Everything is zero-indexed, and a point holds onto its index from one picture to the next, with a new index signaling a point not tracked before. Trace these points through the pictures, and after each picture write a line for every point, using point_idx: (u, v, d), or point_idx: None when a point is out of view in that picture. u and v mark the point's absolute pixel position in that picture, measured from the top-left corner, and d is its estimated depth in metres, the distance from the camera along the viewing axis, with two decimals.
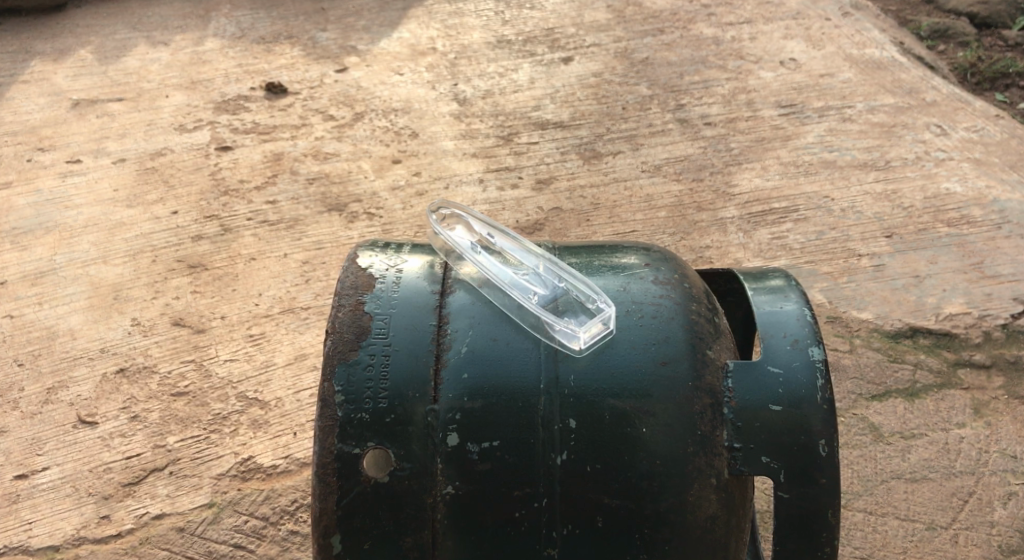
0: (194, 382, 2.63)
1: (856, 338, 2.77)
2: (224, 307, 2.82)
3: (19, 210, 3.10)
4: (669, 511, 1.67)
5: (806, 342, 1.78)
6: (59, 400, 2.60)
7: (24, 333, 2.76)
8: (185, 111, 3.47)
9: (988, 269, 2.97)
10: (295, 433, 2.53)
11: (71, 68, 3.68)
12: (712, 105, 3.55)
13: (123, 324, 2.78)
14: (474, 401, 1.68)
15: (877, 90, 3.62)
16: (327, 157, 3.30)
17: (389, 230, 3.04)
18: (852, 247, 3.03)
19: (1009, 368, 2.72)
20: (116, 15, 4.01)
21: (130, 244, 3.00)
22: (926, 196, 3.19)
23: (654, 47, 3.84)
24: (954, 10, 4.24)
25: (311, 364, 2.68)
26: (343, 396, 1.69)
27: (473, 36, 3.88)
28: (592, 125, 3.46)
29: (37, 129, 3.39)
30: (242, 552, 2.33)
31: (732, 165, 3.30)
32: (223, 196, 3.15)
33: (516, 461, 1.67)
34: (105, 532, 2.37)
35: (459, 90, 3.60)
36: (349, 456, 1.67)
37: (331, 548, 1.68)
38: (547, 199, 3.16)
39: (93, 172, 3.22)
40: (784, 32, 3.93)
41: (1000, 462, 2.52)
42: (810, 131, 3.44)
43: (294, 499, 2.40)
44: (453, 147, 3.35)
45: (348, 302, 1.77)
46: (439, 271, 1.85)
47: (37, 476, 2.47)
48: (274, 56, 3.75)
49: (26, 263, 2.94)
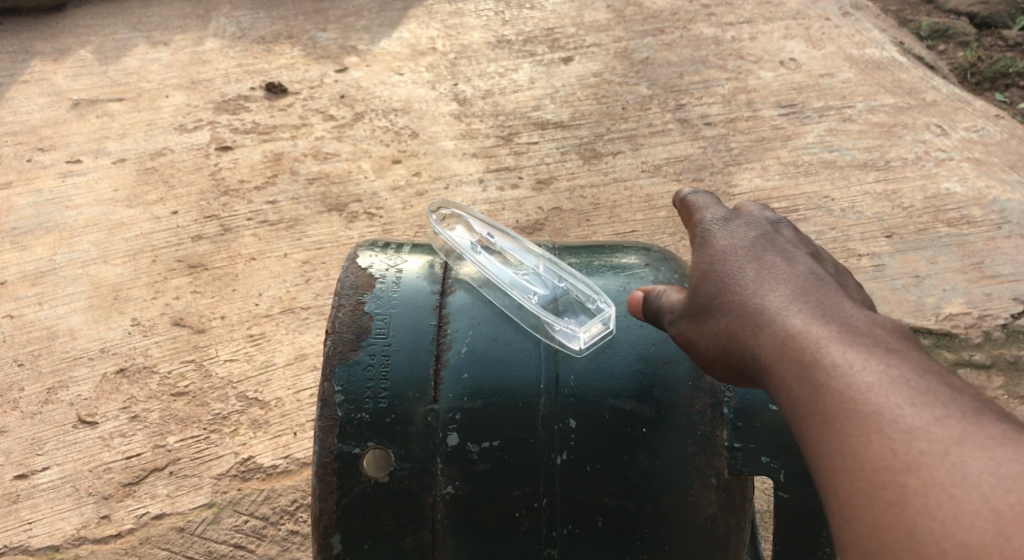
0: (194, 382, 2.63)
1: None
2: (224, 307, 2.82)
3: (19, 210, 3.10)
4: (669, 511, 1.68)
5: None
6: (59, 400, 2.61)
7: (24, 333, 2.76)
8: (185, 111, 3.47)
9: (988, 269, 2.97)
10: (295, 433, 2.53)
11: (71, 68, 3.68)
12: (712, 105, 3.55)
13: (123, 324, 2.78)
14: (474, 401, 1.69)
15: (877, 91, 3.62)
16: (327, 157, 3.30)
17: (389, 230, 3.04)
18: (852, 247, 3.03)
19: (1009, 368, 2.71)
20: (116, 15, 4.01)
21: (130, 244, 3.00)
22: (926, 196, 3.20)
23: (654, 47, 3.84)
24: (954, 10, 4.24)
25: (311, 364, 2.68)
26: (343, 396, 1.69)
27: (473, 36, 3.88)
28: (592, 125, 3.46)
29: (38, 129, 3.39)
30: (242, 552, 2.33)
31: (732, 165, 3.31)
32: (223, 196, 3.15)
33: (516, 461, 1.67)
34: (105, 532, 2.37)
35: (459, 90, 3.60)
36: (349, 456, 1.67)
37: (331, 548, 1.68)
38: (547, 199, 3.16)
39: (93, 172, 3.23)
40: (784, 32, 3.93)
41: None
42: (810, 131, 3.44)
43: (294, 499, 2.40)
44: (453, 147, 3.35)
45: (348, 302, 1.78)
46: (439, 271, 1.85)
47: (37, 476, 2.47)
48: (274, 56, 3.75)
49: (26, 263, 2.95)
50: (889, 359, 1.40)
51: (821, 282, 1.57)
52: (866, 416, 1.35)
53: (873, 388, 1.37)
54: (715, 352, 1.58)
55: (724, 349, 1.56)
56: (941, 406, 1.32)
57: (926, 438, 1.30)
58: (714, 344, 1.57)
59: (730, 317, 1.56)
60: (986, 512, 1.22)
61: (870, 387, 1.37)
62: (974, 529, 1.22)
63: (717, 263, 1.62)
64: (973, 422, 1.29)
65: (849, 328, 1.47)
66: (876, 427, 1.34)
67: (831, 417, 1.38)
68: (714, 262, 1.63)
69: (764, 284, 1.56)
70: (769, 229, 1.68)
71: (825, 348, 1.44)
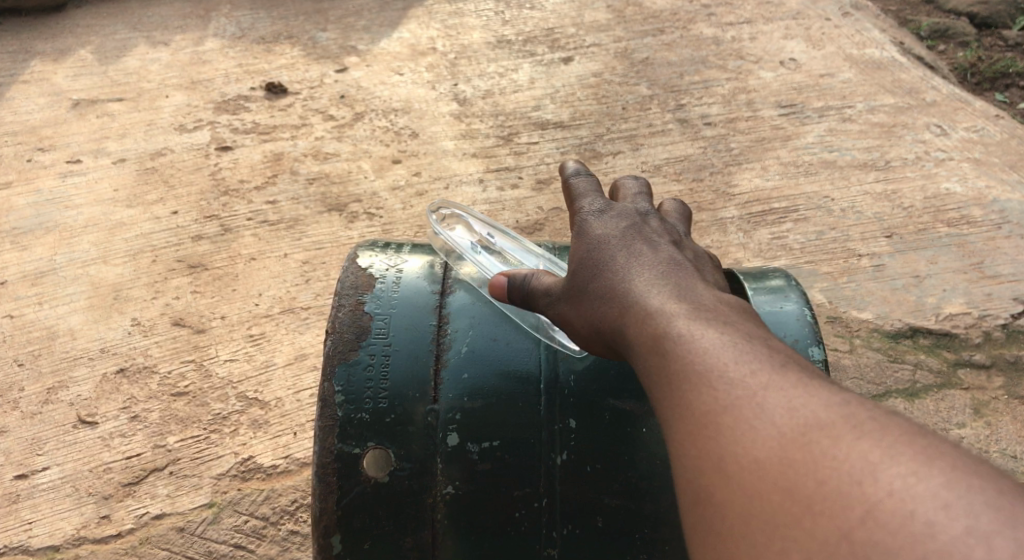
0: (194, 382, 2.63)
1: (856, 338, 2.77)
2: (224, 307, 2.82)
3: (19, 210, 3.10)
4: (669, 511, 1.67)
5: (806, 342, 1.80)
6: (59, 400, 2.61)
7: (24, 333, 2.76)
8: (185, 111, 3.47)
9: (988, 269, 2.97)
10: (295, 433, 2.53)
11: (71, 68, 3.68)
12: (712, 105, 3.55)
13: (123, 324, 2.78)
14: (474, 401, 1.69)
15: (877, 91, 3.62)
16: (327, 157, 3.30)
17: (389, 230, 3.04)
18: (852, 247, 3.03)
19: (1009, 368, 2.71)
20: (115, 15, 4.01)
21: (130, 244, 3.00)
22: (926, 196, 3.20)
23: (654, 47, 3.84)
24: (954, 10, 4.24)
25: (311, 364, 2.68)
26: (343, 396, 1.69)
27: (473, 36, 3.88)
28: (592, 125, 3.46)
29: (38, 129, 3.40)
30: (242, 552, 2.33)
31: (732, 165, 3.31)
32: (223, 196, 3.15)
33: (516, 461, 1.67)
34: (105, 532, 2.37)
35: (459, 90, 3.60)
36: (348, 456, 1.67)
37: (331, 548, 1.68)
38: (547, 199, 3.16)
39: (93, 172, 3.23)
40: (784, 32, 3.93)
41: (1000, 461, 2.49)
42: (810, 131, 3.44)
43: (294, 499, 2.40)
44: (453, 147, 3.35)
45: (348, 302, 1.78)
46: (439, 271, 1.85)
47: (37, 476, 2.47)
48: (274, 56, 3.75)
49: (26, 263, 2.95)
50: (723, 326, 1.43)
51: (680, 262, 1.60)
52: (700, 373, 1.37)
53: (710, 352, 1.39)
54: (587, 331, 1.60)
55: (586, 319, 1.59)
56: (759, 364, 1.35)
57: (737, 390, 1.33)
58: (577, 316, 1.61)
59: (587, 290, 1.60)
60: (780, 453, 1.25)
61: (706, 348, 1.40)
62: (770, 471, 1.24)
63: (583, 241, 1.66)
64: (787, 377, 1.32)
65: (694, 300, 1.50)
66: (699, 380, 1.36)
67: (661, 375, 1.41)
68: (588, 243, 1.66)
69: (630, 265, 1.59)
70: (640, 217, 1.72)
71: (665, 314, 1.48)
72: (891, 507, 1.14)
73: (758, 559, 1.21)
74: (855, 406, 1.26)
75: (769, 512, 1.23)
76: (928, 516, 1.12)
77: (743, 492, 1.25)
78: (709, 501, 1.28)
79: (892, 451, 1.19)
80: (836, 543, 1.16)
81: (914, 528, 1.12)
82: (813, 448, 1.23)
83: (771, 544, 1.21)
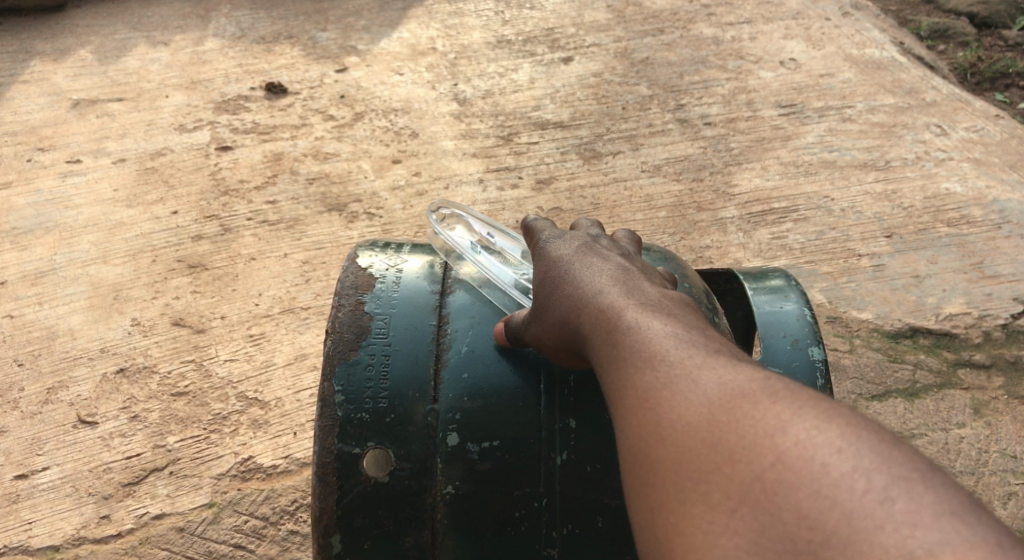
0: (194, 382, 2.63)
1: (856, 338, 2.77)
2: (224, 307, 2.82)
3: (19, 210, 3.10)
4: None
5: (806, 342, 1.79)
6: (59, 400, 2.61)
7: (24, 333, 2.76)
8: (184, 111, 3.47)
9: (988, 269, 2.97)
10: (295, 433, 2.53)
11: (71, 68, 3.68)
12: (712, 105, 3.55)
13: (123, 324, 2.78)
14: (474, 401, 1.69)
15: (877, 90, 3.62)
16: (327, 157, 3.30)
17: (388, 230, 3.04)
18: (852, 247, 3.03)
19: (1009, 368, 2.71)
20: (115, 15, 4.01)
21: (130, 244, 3.00)
22: (926, 196, 3.20)
23: (654, 47, 3.84)
24: (953, 10, 4.24)
25: (311, 364, 2.68)
26: (343, 396, 1.69)
27: (473, 36, 3.88)
28: (592, 125, 3.45)
29: (38, 129, 3.39)
30: (242, 552, 2.32)
31: (732, 165, 3.31)
32: (223, 196, 3.15)
33: (516, 461, 1.67)
34: (105, 532, 2.36)
35: (459, 90, 3.60)
36: (348, 456, 1.67)
37: (331, 548, 1.68)
38: (546, 199, 3.15)
39: (93, 172, 3.23)
40: (784, 32, 3.93)
41: (1000, 462, 2.49)
42: (810, 131, 3.44)
43: (294, 499, 2.40)
44: (453, 147, 3.35)
45: (348, 302, 1.78)
46: (439, 271, 1.85)
47: (37, 477, 2.46)
48: (274, 56, 3.75)
49: (26, 263, 2.95)
50: (668, 317, 1.41)
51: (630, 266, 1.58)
52: (643, 358, 1.34)
53: (654, 339, 1.37)
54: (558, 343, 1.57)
55: (553, 329, 1.57)
56: (696, 347, 1.33)
57: (671, 366, 1.31)
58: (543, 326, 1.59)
59: (546, 301, 1.58)
60: (705, 413, 1.22)
61: (651, 337, 1.37)
62: (695, 429, 1.22)
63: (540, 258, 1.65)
64: (721, 357, 1.30)
65: (641, 296, 1.48)
66: (637, 360, 1.35)
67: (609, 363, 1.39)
68: (543, 259, 1.64)
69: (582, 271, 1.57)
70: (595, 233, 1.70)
71: (613, 307, 1.46)
72: (796, 453, 1.12)
73: (684, 507, 1.17)
74: (777, 378, 1.24)
75: (695, 464, 1.19)
76: (825, 459, 1.10)
77: (666, 450, 1.23)
78: (639, 463, 1.25)
79: (803, 408, 1.16)
80: (749, 485, 1.13)
81: (813, 471, 1.10)
82: (735, 409, 1.20)
83: (692, 493, 1.18)
